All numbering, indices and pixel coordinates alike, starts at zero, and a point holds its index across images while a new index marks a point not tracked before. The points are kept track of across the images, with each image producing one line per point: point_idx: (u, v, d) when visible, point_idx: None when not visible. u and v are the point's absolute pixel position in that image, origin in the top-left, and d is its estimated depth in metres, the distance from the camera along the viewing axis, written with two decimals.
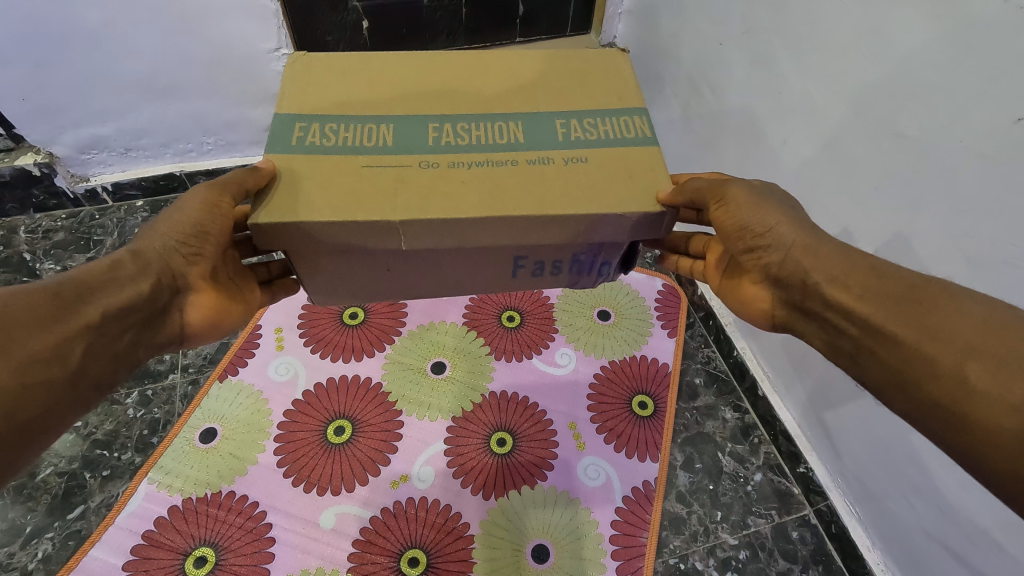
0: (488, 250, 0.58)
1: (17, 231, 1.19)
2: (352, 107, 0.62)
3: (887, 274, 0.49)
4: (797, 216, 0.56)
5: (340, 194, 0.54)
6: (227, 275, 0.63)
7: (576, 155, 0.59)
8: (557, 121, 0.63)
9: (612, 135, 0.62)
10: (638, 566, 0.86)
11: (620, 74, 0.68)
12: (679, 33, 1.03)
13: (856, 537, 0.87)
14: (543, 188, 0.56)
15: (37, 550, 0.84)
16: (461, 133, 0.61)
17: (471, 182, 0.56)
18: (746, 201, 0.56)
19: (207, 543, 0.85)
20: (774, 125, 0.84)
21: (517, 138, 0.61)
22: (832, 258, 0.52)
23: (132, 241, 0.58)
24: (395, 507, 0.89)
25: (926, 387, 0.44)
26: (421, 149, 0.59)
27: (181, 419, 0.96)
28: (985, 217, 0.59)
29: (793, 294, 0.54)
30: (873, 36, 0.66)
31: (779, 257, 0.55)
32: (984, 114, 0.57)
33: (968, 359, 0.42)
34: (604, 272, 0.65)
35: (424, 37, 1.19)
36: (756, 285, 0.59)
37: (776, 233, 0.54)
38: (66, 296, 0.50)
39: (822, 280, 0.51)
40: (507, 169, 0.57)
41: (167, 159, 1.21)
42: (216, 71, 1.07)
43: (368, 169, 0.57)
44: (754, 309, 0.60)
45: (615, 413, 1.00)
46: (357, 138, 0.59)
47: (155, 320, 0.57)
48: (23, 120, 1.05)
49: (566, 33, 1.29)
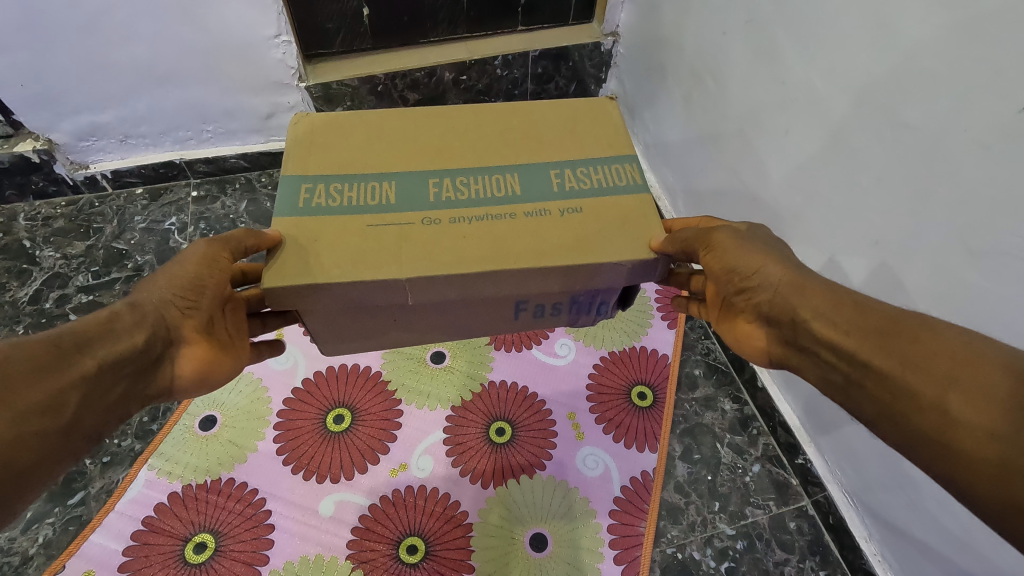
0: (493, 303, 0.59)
1: (16, 218, 1.18)
2: (354, 163, 0.61)
3: (869, 308, 0.49)
4: (783, 255, 0.55)
5: (349, 255, 0.54)
6: (226, 329, 0.60)
7: (571, 205, 0.59)
8: (551, 172, 0.62)
9: (604, 185, 0.61)
10: (636, 555, 0.87)
11: (611, 123, 0.67)
12: (682, 24, 1.02)
13: (852, 527, 0.87)
14: (541, 239, 0.56)
15: (37, 535, 0.85)
16: (461, 188, 0.60)
17: (472, 238, 0.56)
18: (733, 244, 0.56)
19: (206, 529, 0.85)
20: (777, 118, 0.83)
21: (515, 190, 0.60)
22: (819, 295, 0.51)
23: (131, 292, 0.56)
24: (395, 494, 0.89)
25: (913, 419, 0.44)
26: (423, 206, 0.58)
27: (181, 406, 0.96)
28: (988, 210, 0.58)
29: (784, 331, 0.54)
30: (879, 26, 0.65)
31: (768, 296, 0.54)
32: (987, 106, 0.56)
33: (949, 389, 0.42)
34: (604, 310, 0.65)
35: (425, 25, 1.18)
36: (750, 324, 0.57)
37: (762, 275, 0.54)
38: (65, 348, 0.50)
39: (810, 316, 0.51)
40: (506, 224, 0.57)
41: (167, 147, 1.21)
42: (215, 58, 1.07)
43: (372, 228, 0.56)
44: (750, 347, 0.58)
45: (614, 403, 1.01)
46: (360, 197, 0.59)
47: (144, 373, 0.54)
48: (21, 106, 1.05)
49: (568, 22, 1.27)
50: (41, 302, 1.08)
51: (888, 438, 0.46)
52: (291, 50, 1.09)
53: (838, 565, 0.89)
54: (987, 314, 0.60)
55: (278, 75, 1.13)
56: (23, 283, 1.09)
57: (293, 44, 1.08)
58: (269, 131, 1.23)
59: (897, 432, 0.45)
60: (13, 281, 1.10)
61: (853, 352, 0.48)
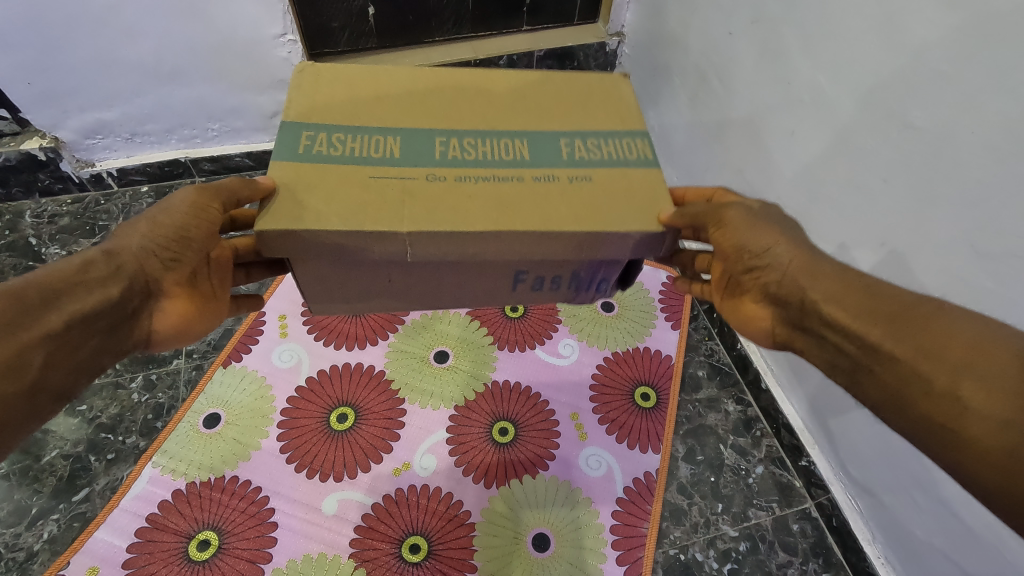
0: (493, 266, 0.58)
1: (22, 215, 1.19)
2: (358, 117, 0.62)
3: (881, 294, 0.49)
4: (796, 234, 0.54)
5: (348, 205, 0.53)
6: (211, 282, 0.61)
7: (580, 173, 0.59)
8: (562, 141, 0.62)
9: (615, 156, 0.61)
10: (639, 556, 0.86)
11: (623, 99, 0.68)
12: (687, 23, 1.02)
13: (856, 530, 0.87)
14: (548, 205, 0.55)
15: (42, 531, 0.85)
16: (468, 148, 0.60)
17: (478, 197, 0.55)
18: (744, 222, 0.54)
19: (209, 527, 0.86)
20: (783, 117, 0.83)
21: (523, 155, 0.60)
22: (828, 278, 0.51)
23: (105, 240, 0.56)
24: (397, 493, 0.89)
25: (922, 406, 0.43)
26: (428, 162, 0.58)
27: (185, 404, 0.97)
28: (995, 210, 0.58)
29: (792, 313, 0.53)
30: (886, 26, 0.65)
31: (777, 276, 0.53)
32: (995, 106, 0.56)
33: (962, 376, 0.42)
34: (603, 288, 0.65)
35: (430, 25, 1.18)
36: (756, 304, 0.56)
37: (773, 253, 0.53)
38: (30, 300, 0.49)
39: (819, 299, 0.50)
40: (513, 185, 0.57)
41: (173, 146, 1.21)
42: (220, 56, 1.07)
43: (374, 179, 0.56)
44: (753, 327, 0.58)
45: (617, 404, 1.00)
46: (363, 148, 0.59)
47: (120, 325, 0.54)
48: (28, 104, 1.05)
49: (573, 23, 1.28)
50: None
51: None
52: (297, 49, 1.09)
53: (841, 568, 0.88)
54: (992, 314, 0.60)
55: (283, 74, 1.13)
56: None
57: (298, 43, 1.08)
58: (274, 130, 1.23)
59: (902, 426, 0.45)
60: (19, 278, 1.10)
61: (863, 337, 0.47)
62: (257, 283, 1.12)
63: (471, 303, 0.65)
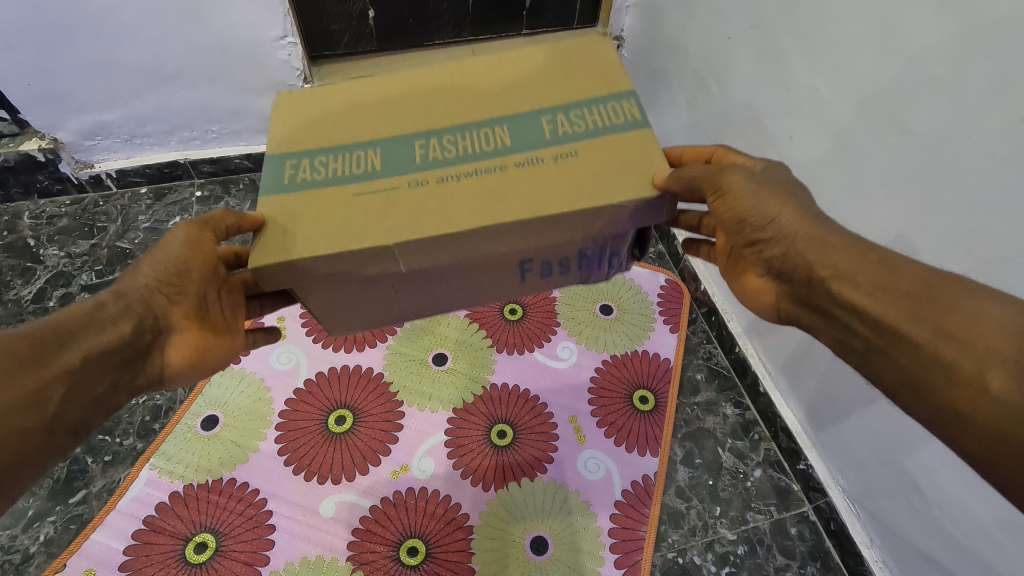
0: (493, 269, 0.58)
1: (20, 216, 1.18)
2: (338, 136, 0.61)
3: (898, 268, 0.49)
4: (800, 200, 0.53)
5: (335, 227, 0.54)
6: (223, 313, 0.58)
7: (566, 150, 0.58)
8: (544, 118, 0.61)
9: (601, 124, 0.60)
10: (636, 560, 0.86)
11: (605, 60, 0.66)
12: (686, 27, 1.02)
13: (854, 534, 0.87)
14: (534, 187, 0.55)
15: (39, 533, 0.85)
16: (447, 146, 0.59)
17: (461, 194, 0.55)
18: (746, 189, 0.53)
19: (206, 529, 0.85)
20: (781, 121, 0.84)
21: (504, 142, 0.59)
22: (839, 250, 0.50)
23: (118, 279, 0.56)
24: (395, 496, 0.89)
25: (944, 393, 0.44)
26: (410, 168, 0.58)
27: (183, 407, 0.96)
28: (992, 214, 0.58)
29: (800, 289, 0.53)
30: (883, 31, 0.65)
31: (782, 249, 0.53)
32: (993, 111, 0.56)
33: (989, 363, 0.43)
34: (615, 264, 0.64)
35: (430, 28, 1.19)
36: (760, 278, 0.57)
37: (777, 224, 0.52)
38: (48, 341, 0.51)
39: (829, 276, 0.50)
40: (497, 175, 0.56)
41: (172, 147, 1.21)
42: (220, 59, 1.07)
43: (358, 197, 0.56)
44: (758, 302, 0.58)
45: (615, 407, 1.00)
46: (346, 167, 0.59)
47: (134, 361, 0.55)
48: (27, 105, 1.05)
49: (572, 27, 1.28)
50: (45, 300, 1.08)
51: None
52: (296, 52, 1.09)
53: (839, 571, 0.88)
54: None
55: (283, 77, 1.13)
56: (27, 281, 1.10)
57: (299, 45, 1.08)
58: None
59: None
60: (16, 279, 1.10)
61: (880, 319, 0.48)
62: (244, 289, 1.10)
63: (478, 303, 0.64)
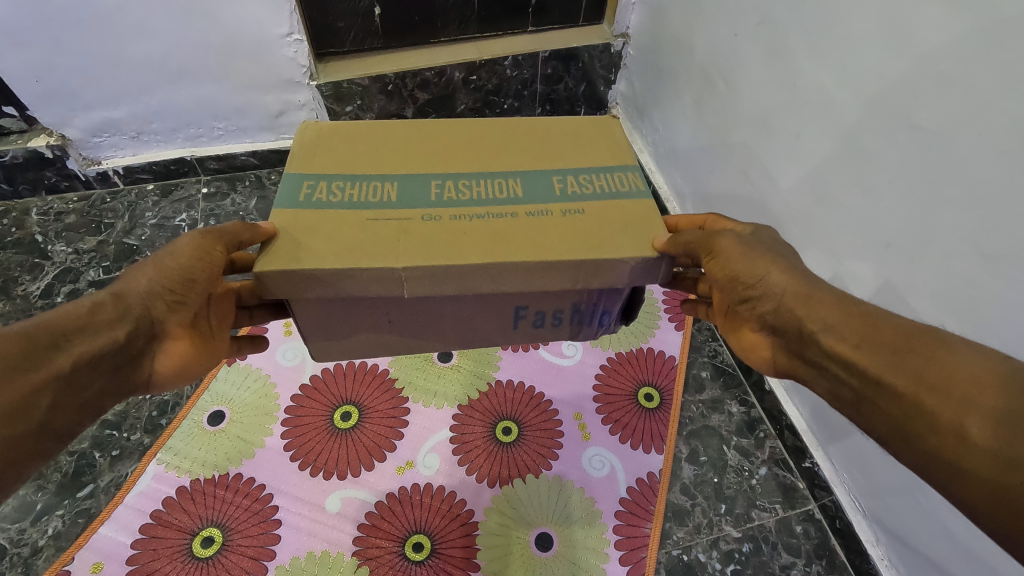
0: (496, 299, 0.59)
1: (29, 213, 1.19)
2: (357, 166, 0.62)
3: (881, 321, 0.48)
4: (789, 260, 0.54)
5: (345, 242, 0.54)
6: (210, 321, 0.61)
7: (573, 207, 0.59)
8: (554, 177, 0.62)
9: (608, 189, 0.61)
10: (641, 557, 0.86)
11: (613, 137, 0.68)
12: (692, 25, 1.02)
13: (859, 531, 0.87)
14: (541, 236, 0.55)
15: (47, 527, 0.85)
16: (463, 189, 0.60)
17: (472, 233, 0.55)
18: (736, 250, 0.54)
19: (213, 524, 0.86)
20: (788, 119, 0.83)
21: (516, 193, 0.60)
22: (827, 304, 0.50)
23: (113, 282, 0.56)
24: (401, 492, 0.90)
25: (929, 441, 0.43)
26: (423, 204, 0.58)
27: (190, 402, 0.97)
28: (1000, 211, 0.58)
29: (792, 341, 0.53)
30: (892, 29, 0.65)
31: (772, 306, 0.53)
32: (1003, 106, 0.56)
33: (967, 412, 0.41)
34: (605, 322, 0.66)
35: (435, 25, 1.18)
36: (755, 332, 0.57)
37: (766, 283, 0.53)
38: (39, 343, 0.49)
39: (817, 329, 0.50)
40: (507, 222, 0.57)
41: (178, 144, 1.22)
42: (227, 56, 1.08)
43: (371, 222, 0.56)
44: (756, 355, 0.59)
45: (621, 405, 1.00)
46: (362, 195, 0.59)
47: (124, 366, 0.55)
48: (36, 102, 1.06)
49: (577, 24, 1.27)
50: (53, 296, 1.08)
51: (905, 448, 0.45)
52: (303, 49, 1.10)
53: (844, 569, 0.88)
54: (997, 318, 0.60)
55: (289, 73, 1.14)
56: (35, 277, 1.10)
57: (305, 42, 1.08)
58: (280, 129, 1.23)
59: (911, 452, 0.44)
60: (25, 275, 1.10)
61: (864, 369, 0.47)
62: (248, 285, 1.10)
63: (476, 345, 0.67)
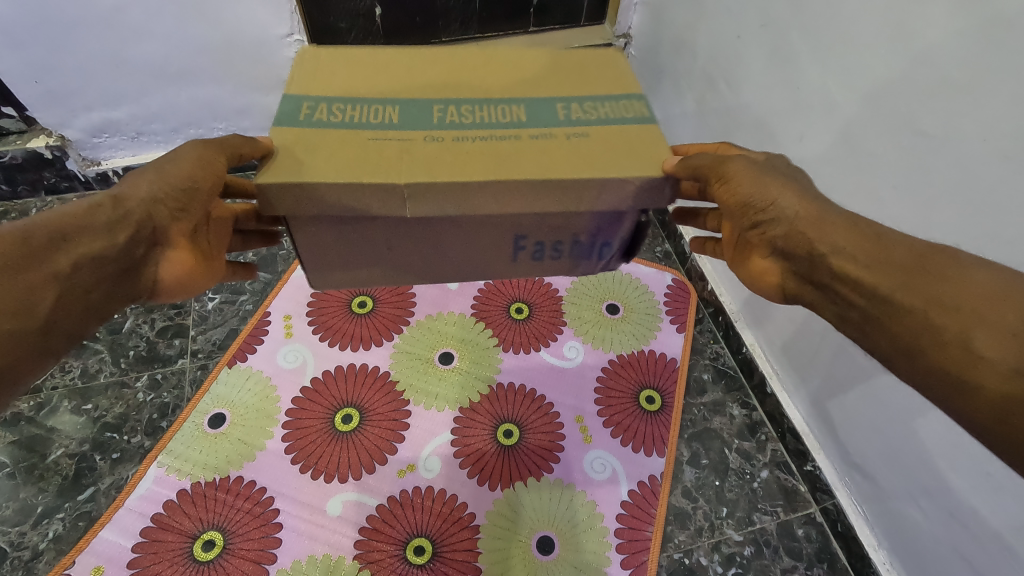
0: (493, 224, 0.57)
1: (28, 214, 1.19)
2: (359, 88, 0.61)
3: (892, 241, 0.48)
4: (801, 184, 0.52)
5: (345, 161, 0.53)
6: (208, 239, 0.60)
7: (577, 130, 0.58)
8: (558, 104, 0.61)
9: (612, 115, 0.60)
10: (643, 560, 0.86)
11: (618, 68, 0.67)
12: (695, 26, 1.01)
13: (861, 535, 0.87)
14: (543, 158, 0.54)
15: (48, 530, 0.85)
16: (465, 113, 0.59)
17: (475, 154, 0.54)
18: (748, 174, 0.52)
19: (214, 527, 0.86)
20: (791, 121, 0.83)
21: (519, 118, 0.59)
22: (839, 227, 0.49)
23: (113, 185, 0.54)
24: (401, 495, 0.89)
25: (934, 356, 0.44)
26: (426, 125, 0.57)
27: (190, 404, 0.97)
28: (1005, 217, 0.58)
29: (801, 267, 0.52)
30: (898, 33, 0.65)
31: (782, 230, 0.51)
32: (1008, 113, 0.56)
33: (975, 327, 0.42)
34: (605, 255, 0.64)
35: (436, 26, 1.18)
36: (764, 259, 0.55)
37: (778, 207, 0.51)
38: (37, 243, 0.48)
39: (830, 252, 0.49)
40: (510, 144, 0.56)
41: (178, 145, 1.21)
42: (226, 57, 1.07)
43: (372, 141, 0.55)
44: (763, 283, 0.56)
45: (622, 407, 1.00)
46: (362, 115, 0.58)
47: (127, 272, 0.54)
48: (35, 102, 1.05)
49: (580, 24, 1.27)
50: None
51: None
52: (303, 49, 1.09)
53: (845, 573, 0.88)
54: None
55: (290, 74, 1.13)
56: None
57: (305, 43, 1.08)
58: None
59: None
60: None
61: (875, 289, 0.46)
62: (259, 287, 1.11)
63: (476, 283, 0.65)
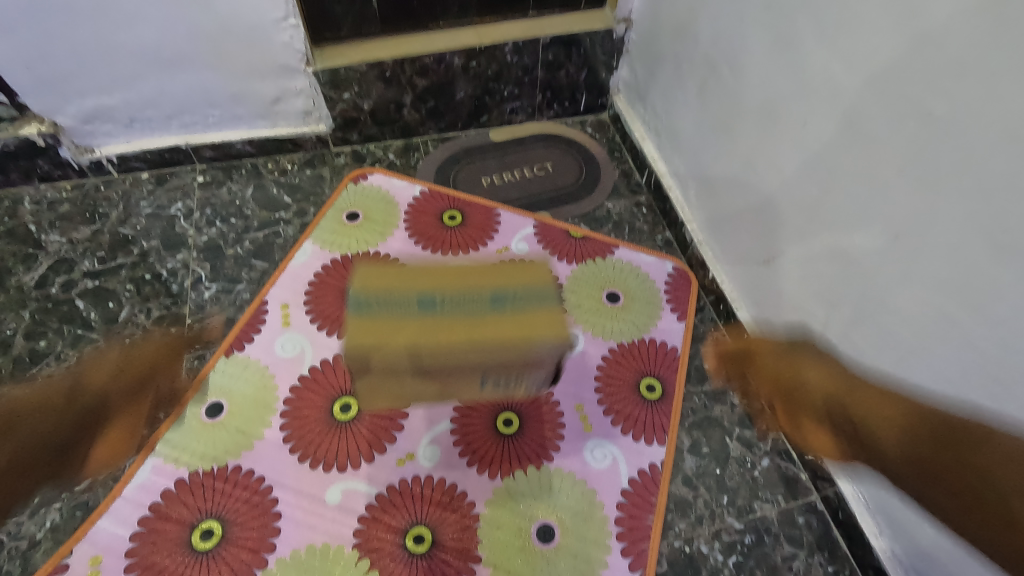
0: (465, 370, 0.82)
1: (22, 202, 1.18)
2: (389, 335, 0.82)
3: (927, 416, 0.66)
4: (904, 400, 0.70)
5: (393, 343, 0.81)
6: None
7: (502, 307, 0.82)
8: (480, 308, 0.82)
9: (515, 307, 0.82)
10: (643, 548, 0.86)
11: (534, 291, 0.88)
12: (697, 10, 1.00)
13: (862, 523, 0.86)
14: (488, 331, 0.78)
15: (45, 520, 0.85)
16: (458, 301, 0.84)
17: (445, 358, 0.82)
18: (812, 371, 0.84)
19: (213, 517, 0.85)
20: (795, 106, 0.82)
21: (469, 305, 0.83)
22: (880, 401, 0.71)
23: None
24: (401, 484, 0.89)
25: (995, 501, 0.54)
26: (423, 336, 0.80)
27: (187, 393, 0.96)
28: (1013, 201, 0.56)
29: (847, 435, 0.70)
30: (904, 12, 0.63)
31: (826, 401, 0.75)
32: (1016, 93, 0.54)
33: (996, 467, 0.55)
34: None
35: (435, 10, 1.18)
36: (817, 430, 0.76)
37: (809, 384, 0.80)
38: None
39: (858, 410, 0.70)
40: (467, 320, 0.80)
41: (173, 132, 1.19)
42: (220, 43, 1.06)
43: (389, 354, 0.82)
44: (820, 443, 0.76)
45: (623, 396, 1.00)
46: (401, 315, 0.83)
47: None
48: (27, 88, 1.04)
49: (580, 8, 1.25)
50: (47, 287, 1.07)
51: None
52: (299, 34, 1.07)
53: (846, 560, 0.88)
54: (1006, 311, 0.59)
55: (286, 60, 1.11)
56: (29, 268, 1.09)
57: (300, 27, 1.06)
58: (276, 117, 1.21)
59: None
60: (18, 266, 1.09)
61: (913, 453, 0.61)
62: (257, 276, 1.10)
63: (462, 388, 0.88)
